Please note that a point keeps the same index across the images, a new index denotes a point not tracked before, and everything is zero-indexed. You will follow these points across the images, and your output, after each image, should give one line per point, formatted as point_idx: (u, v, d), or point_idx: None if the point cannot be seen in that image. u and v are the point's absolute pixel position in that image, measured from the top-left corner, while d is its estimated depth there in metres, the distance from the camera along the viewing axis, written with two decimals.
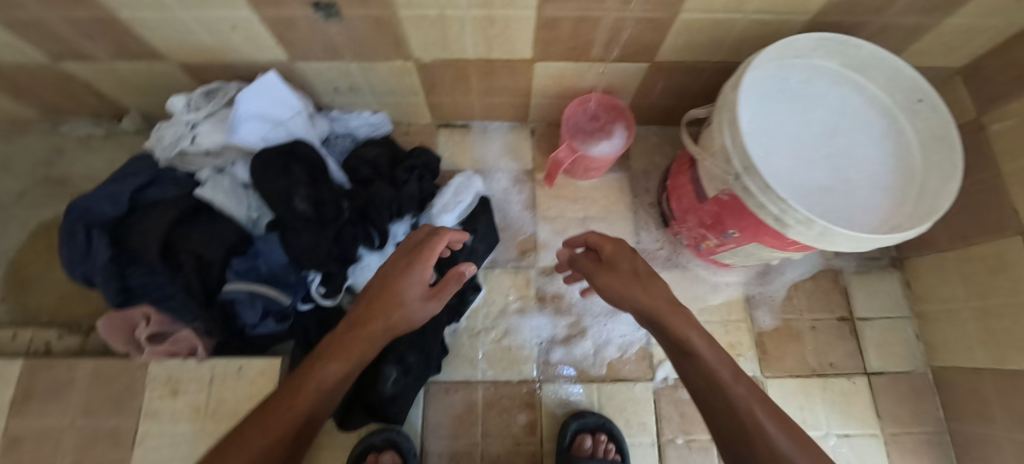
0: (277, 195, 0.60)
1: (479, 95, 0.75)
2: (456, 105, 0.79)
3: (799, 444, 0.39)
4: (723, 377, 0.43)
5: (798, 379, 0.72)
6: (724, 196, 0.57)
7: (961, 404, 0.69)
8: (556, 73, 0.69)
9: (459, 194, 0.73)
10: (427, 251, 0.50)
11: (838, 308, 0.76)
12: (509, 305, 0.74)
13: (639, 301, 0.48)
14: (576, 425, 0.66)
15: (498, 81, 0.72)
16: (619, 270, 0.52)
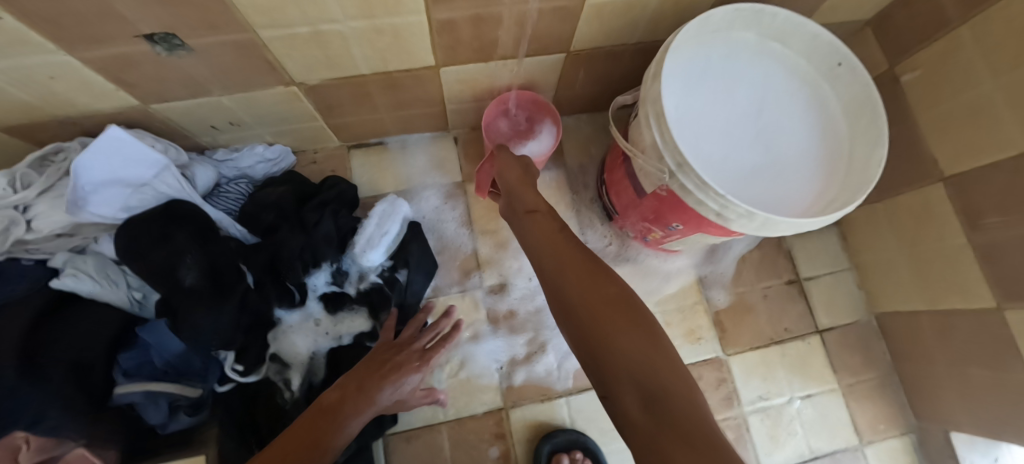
0: (155, 270, 0.50)
1: (386, 110, 0.67)
2: (363, 124, 0.69)
3: (611, 276, 0.40)
4: (552, 239, 0.45)
5: (758, 350, 0.72)
6: (663, 192, 0.53)
7: (904, 346, 0.72)
8: (467, 76, 0.61)
9: (384, 223, 0.64)
10: (438, 356, 0.53)
11: (785, 272, 0.76)
12: (460, 335, 0.68)
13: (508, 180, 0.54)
14: (549, 446, 0.63)
15: (404, 94, 0.63)
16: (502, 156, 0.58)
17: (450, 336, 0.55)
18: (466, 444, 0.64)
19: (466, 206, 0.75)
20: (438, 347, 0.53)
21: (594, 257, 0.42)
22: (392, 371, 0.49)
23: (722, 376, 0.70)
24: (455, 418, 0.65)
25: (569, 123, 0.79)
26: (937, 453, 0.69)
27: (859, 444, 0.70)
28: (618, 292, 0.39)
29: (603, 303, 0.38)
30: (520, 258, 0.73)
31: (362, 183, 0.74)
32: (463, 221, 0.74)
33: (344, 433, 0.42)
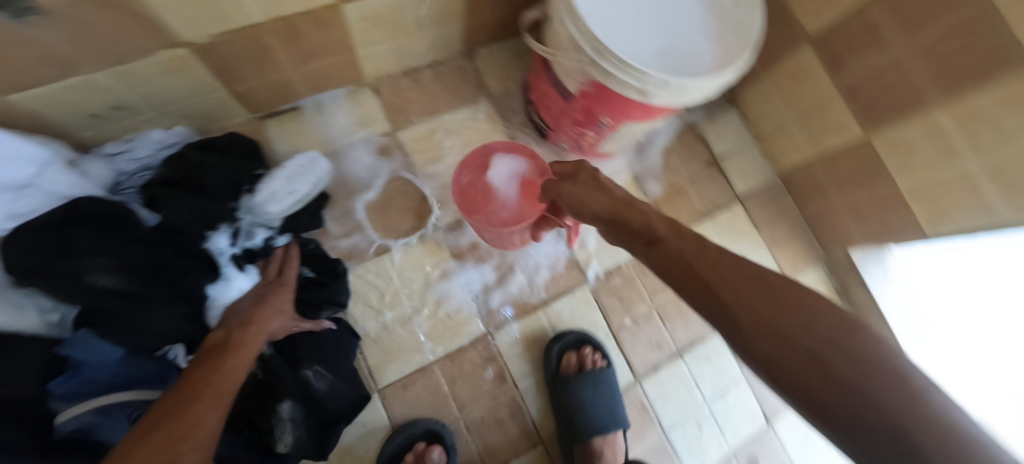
0: (62, 281, 0.42)
1: (293, 66, 0.62)
2: (270, 86, 0.64)
3: (806, 309, 0.29)
4: (691, 262, 0.36)
5: (694, 226, 0.81)
6: (587, 86, 0.57)
7: (804, 193, 0.85)
8: (373, 12, 0.59)
9: (294, 180, 0.61)
10: (290, 276, 0.59)
11: (703, 155, 0.85)
12: (430, 276, 0.69)
13: (596, 207, 0.49)
14: (559, 346, 0.69)
15: (308, 42, 0.59)
16: (579, 181, 0.53)
17: (293, 257, 0.61)
18: (464, 374, 0.66)
19: (403, 154, 0.74)
20: (291, 266, 0.60)
21: (762, 282, 0.31)
22: (267, 301, 0.53)
23: None
24: (446, 354, 0.66)
25: (485, 56, 0.80)
26: (843, 272, 0.84)
27: None
28: (828, 338, 0.26)
29: (808, 354, 0.26)
30: None
31: (286, 149, 0.70)
32: (405, 170, 0.73)
33: (241, 362, 0.45)
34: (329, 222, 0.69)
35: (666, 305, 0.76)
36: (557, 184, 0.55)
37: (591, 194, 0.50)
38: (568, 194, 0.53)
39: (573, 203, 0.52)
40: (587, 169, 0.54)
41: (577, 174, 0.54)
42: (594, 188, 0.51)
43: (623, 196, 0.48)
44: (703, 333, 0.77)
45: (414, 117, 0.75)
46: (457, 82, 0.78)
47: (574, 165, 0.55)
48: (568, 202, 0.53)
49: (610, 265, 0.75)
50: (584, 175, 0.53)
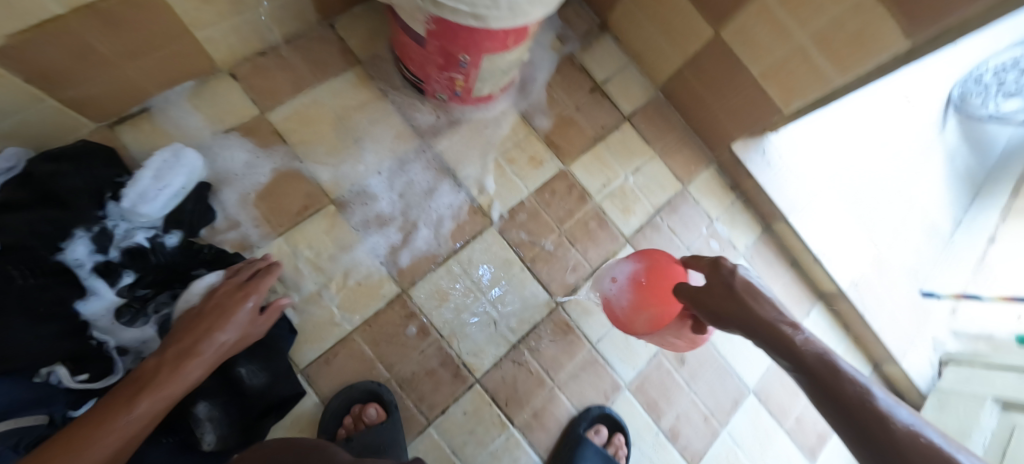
0: None
1: (125, 61, 0.58)
2: (108, 87, 0.60)
3: None
4: (858, 409, 0.36)
5: (590, 151, 0.84)
6: (431, 24, 0.57)
7: (684, 101, 0.89)
8: None
9: (162, 177, 0.60)
10: (260, 288, 0.56)
11: (586, 83, 0.88)
12: (332, 249, 0.69)
13: (728, 309, 0.48)
14: (598, 412, 0.71)
15: (136, 33, 0.55)
16: (715, 282, 0.50)
17: (268, 273, 0.58)
18: (388, 335, 0.67)
19: (280, 136, 0.71)
20: (263, 281, 0.57)
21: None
22: (216, 319, 0.51)
23: (571, 183, 0.81)
24: (364, 321, 0.67)
25: (345, 23, 0.78)
26: (731, 166, 0.90)
27: (684, 187, 0.88)
28: None
29: None
30: (362, 159, 0.74)
31: (146, 149, 0.66)
32: (286, 151, 0.71)
33: (160, 397, 0.45)
34: (217, 222, 0.66)
35: (575, 230, 0.79)
36: (692, 291, 0.52)
37: (732, 301, 0.47)
38: (700, 299, 0.50)
39: (712, 307, 0.49)
40: (726, 268, 0.50)
41: (710, 282, 0.50)
42: (732, 295, 0.48)
43: (768, 314, 0.45)
44: (615, 249, 0.80)
45: (284, 96, 0.73)
46: (322, 52, 0.76)
47: (711, 265, 0.51)
48: (695, 302, 0.51)
49: (513, 203, 0.77)
50: (719, 280, 0.49)
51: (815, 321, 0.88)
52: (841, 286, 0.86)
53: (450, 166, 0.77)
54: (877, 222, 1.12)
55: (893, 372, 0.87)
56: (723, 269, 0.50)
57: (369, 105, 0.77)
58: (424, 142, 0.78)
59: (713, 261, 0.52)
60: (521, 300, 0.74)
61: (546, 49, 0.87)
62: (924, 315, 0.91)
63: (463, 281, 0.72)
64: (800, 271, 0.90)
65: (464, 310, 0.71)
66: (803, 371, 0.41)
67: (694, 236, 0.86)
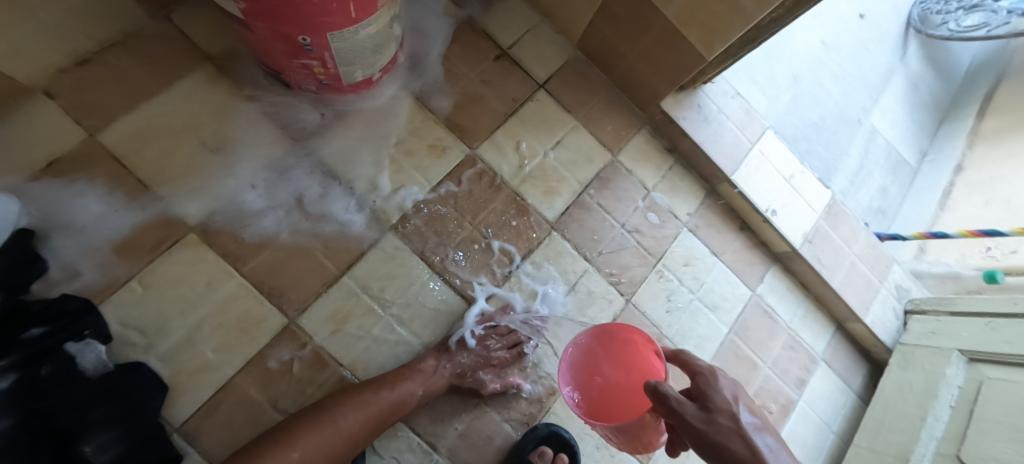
0: None
1: None
2: None
3: None
4: None
5: (501, 129, 0.74)
6: (242, 3, 0.45)
7: (604, 59, 0.78)
8: None
9: None
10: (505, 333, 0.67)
11: (491, 51, 0.76)
12: (199, 285, 0.59)
13: (740, 455, 0.44)
14: (543, 428, 0.64)
15: None
16: (719, 412, 0.47)
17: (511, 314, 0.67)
18: (280, 374, 0.59)
19: (121, 160, 0.60)
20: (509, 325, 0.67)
21: None
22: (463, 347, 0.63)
23: (482, 170, 0.71)
24: (248, 361, 0.58)
25: (187, 15, 0.66)
26: (665, 127, 0.80)
27: (614, 158, 0.78)
28: None
29: None
30: (230, 172, 0.63)
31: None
32: (130, 176, 0.60)
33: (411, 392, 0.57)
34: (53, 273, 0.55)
35: (491, 222, 0.70)
36: (691, 414, 0.46)
37: (743, 447, 0.44)
38: (708, 433, 0.45)
39: (717, 444, 0.44)
40: (725, 401, 0.48)
41: (716, 413, 0.47)
42: (741, 440, 0.45)
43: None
44: (539, 238, 0.71)
45: (119, 111, 0.61)
46: (160, 53, 0.64)
47: (707, 387, 0.49)
48: (696, 430, 0.46)
49: (414, 202, 0.68)
50: (722, 412, 0.47)
51: (770, 286, 0.81)
52: (796, 245, 0.78)
53: (336, 168, 0.67)
54: (836, 164, 1.08)
55: (857, 330, 0.81)
56: (725, 404, 0.48)
57: (229, 109, 0.65)
58: (302, 143, 0.66)
59: (709, 376, 0.51)
60: (433, 311, 0.65)
61: (439, 16, 0.75)
62: (888, 264, 0.83)
63: (364, 299, 0.63)
64: (752, 235, 0.82)
65: (367, 332, 0.62)
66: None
67: (630, 211, 0.76)
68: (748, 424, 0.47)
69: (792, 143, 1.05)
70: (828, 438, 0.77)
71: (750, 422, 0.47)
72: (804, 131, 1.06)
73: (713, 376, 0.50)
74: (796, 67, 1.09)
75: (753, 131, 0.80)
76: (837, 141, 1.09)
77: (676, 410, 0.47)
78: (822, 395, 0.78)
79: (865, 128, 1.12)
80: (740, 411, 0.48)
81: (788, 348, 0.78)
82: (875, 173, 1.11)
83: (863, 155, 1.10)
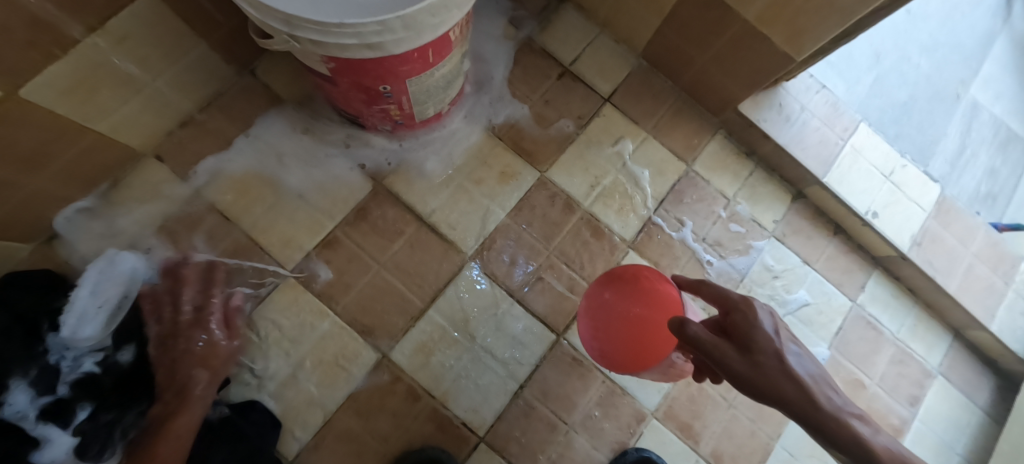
0: None
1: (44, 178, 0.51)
2: (39, 209, 0.54)
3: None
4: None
5: (568, 148, 0.72)
6: (330, 63, 0.47)
7: (670, 65, 0.74)
8: (78, 80, 0.47)
9: (101, 290, 0.55)
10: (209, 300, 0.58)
11: (552, 69, 0.75)
12: (299, 325, 0.62)
13: (793, 401, 0.34)
14: (634, 454, 0.63)
15: (46, 154, 0.49)
16: (761, 351, 0.36)
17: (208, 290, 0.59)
18: (376, 408, 0.61)
19: (220, 210, 0.65)
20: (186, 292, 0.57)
21: None
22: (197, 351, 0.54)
23: (552, 193, 0.70)
24: (347, 396, 0.61)
25: (267, 70, 0.71)
26: (742, 131, 0.75)
27: (688, 168, 0.74)
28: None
29: None
30: (317, 214, 0.66)
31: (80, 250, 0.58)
32: (229, 225, 0.65)
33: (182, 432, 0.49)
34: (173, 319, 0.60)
35: (566, 246, 0.69)
36: (726, 356, 0.36)
37: (794, 388, 0.34)
38: (747, 375, 0.35)
39: (764, 391, 0.34)
40: (769, 336, 0.36)
41: (760, 354, 0.35)
42: (791, 381, 0.34)
43: (844, 411, 0.34)
44: (615, 259, 0.69)
45: (214, 163, 0.66)
46: (248, 107, 0.69)
47: (744, 319, 0.38)
48: (731, 373, 0.36)
49: (488, 230, 0.68)
50: (766, 351, 0.35)
51: (873, 294, 0.74)
52: (901, 249, 0.70)
53: (412, 202, 0.68)
54: (935, 147, 0.96)
55: (980, 338, 0.73)
56: (770, 342, 0.36)
57: (309, 152, 0.69)
58: (378, 180, 0.69)
59: (747, 307, 0.39)
60: (515, 339, 0.65)
61: (498, 40, 0.75)
62: (1016, 263, 0.74)
63: (447, 331, 0.64)
64: (846, 238, 0.75)
65: (455, 363, 0.63)
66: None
67: (709, 222, 0.73)
68: (800, 362, 0.36)
69: (881, 128, 0.95)
70: (953, 461, 0.69)
71: (808, 364, 0.36)
72: (893, 114, 0.96)
73: (752, 308, 0.39)
74: (879, 44, 0.99)
75: (844, 126, 0.74)
76: (933, 122, 0.98)
77: (706, 346, 0.37)
78: (941, 413, 0.71)
79: (967, 103, 1.00)
80: (793, 351, 0.36)
81: (897, 363, 0.72)
82: (983, 152, 0.98)
83: (967, 133, 0.98)
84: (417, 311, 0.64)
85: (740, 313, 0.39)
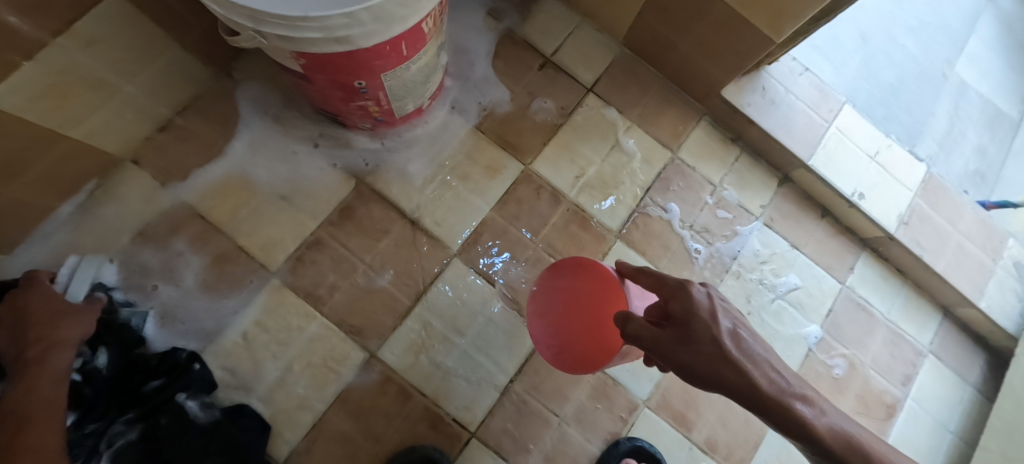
0: None
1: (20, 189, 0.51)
2: (15, 219, 0.53)
3: None
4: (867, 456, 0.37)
5: (552, 140, 0.72)
6: (301, 60, 0.46)
7: (653, 53, 0.74)
8: (48, 86, 0.46)
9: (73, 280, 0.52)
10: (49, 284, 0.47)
11: (534, 61, 0.74)
12: (286, 328, 0.62)
13: (732, 384, 0.36)
14: (626, 444, 0.63)
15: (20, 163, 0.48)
16: (699, 339, 0.37)
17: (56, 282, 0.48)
18: (366, 408, 0.60)
19: (202, 215, 0.64)
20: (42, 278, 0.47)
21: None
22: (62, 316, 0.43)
23: (537, 186, 0.70)
24: (336, 397, 0.60)
25: (246, 71, 0.70)
26: (727, 117, 0.74)
27: (674, 155, 0.74)
28: None
29: None
30: (299, 215, 0.66)
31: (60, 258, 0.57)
32: (211, 230, 0.64)
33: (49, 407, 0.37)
34: (151, 321, 0.59)
35: (554, 239, 0.69)
36: (668, 347, 0.37)
37: (731, 373, 0.36)
38: (692, 367, 0.36)
39: (703, 376, 0.36)
40: (706, 322, 0.38)
41: (697, 342, 0.37)
42: (729, 365, 0.36)
43: (770, 384, 0.37)
44: (603, 250, 0.69)
45: (193, 168, 0.65)
46: (226, 109, 0.68)
47: (681, 305, 0.39)
48: (677, 366, 0.37)
49: (474, 225, 0.68)
50: (704, 338, 0.37)
51: (862, 276, 0.74)
52: (889, 230, 0.70)
53: (396, 199, 0.68)
54: (923, 128, 0.96)
55: (970, 316, 0.73)
56: (707, 328, 0.38)
57: (292, 153, 0.68)
58: (362, 179, 0.68)
59: (683, 295, 0.40)
60: (503, 334, 0.65)
61: (479, 33, 0.74)
62: (1003, 240, 0.74)
63: (436, 329, 0.64)
64: (835, 221, 0.75)
65: (445, 360, 0.63)
66: (806, 439, 0.37)
67: (696, 210, 0.72)
68: (736, 343, 0.38)
69: (869, 110, 0.95)
70: (946, 439, 0.70)
71: (741, 344, 0.38)
72: (880, 96, 0.96)
73: (689, 294, 0.39)
74: (865, 27, 0.99)
75: (829, 108, 0.73)
76: (921, 102, 0.97)
77: (651, 343, 0.38)
78: (933, 392, 0.71)
79: (953, 83, 1.00)
80: (727, 333, 0.38)
81: (888, 344, 0.72)
82: (971, 132, 0.98)
83: (954, 114, 0.98)
84: (405, 309, 0.64)
85: (676, 302, 0.40)
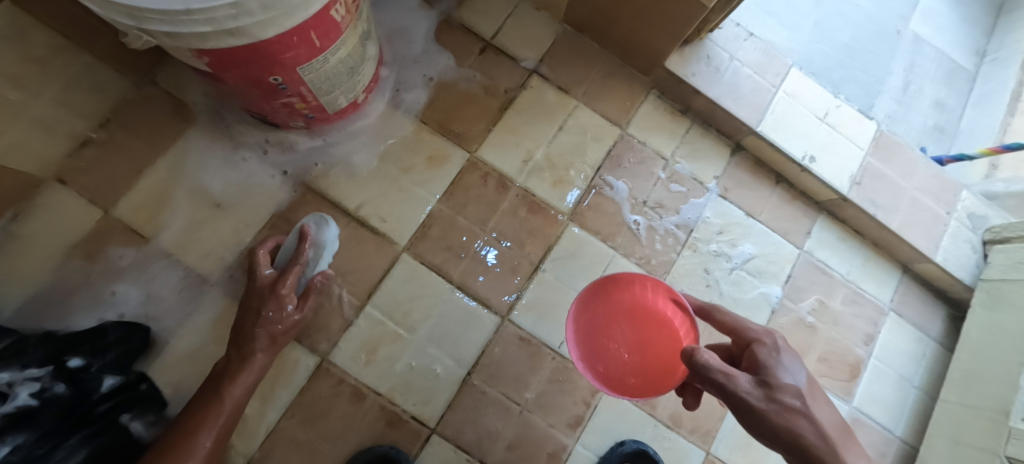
0: None
1: None
2: None
3: None
4: None
5: (497, 125, 0.70)
6: (204, 58, 0.44)
7: (595, 28, 0.72)
8: None
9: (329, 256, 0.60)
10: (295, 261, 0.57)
11: (474, 44, 0.72)
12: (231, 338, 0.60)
13: (809, 443, 0.35)
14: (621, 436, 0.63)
15: None
16: (781, 390, 0.38)
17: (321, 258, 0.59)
18: (321, 413, 0.59)
19: (136, 228, 0.62)
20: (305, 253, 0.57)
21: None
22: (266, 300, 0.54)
23: (484, 173, 0.68)
24: (289, 404, 0.59)
25: (171, 76, 0.67)
26: (673, 88, 0.73)
27: (624, 131, 0.73)
28: None
29: None
30: (240, 222, 0.64)
31: None
32: (146, 244, 0.62)
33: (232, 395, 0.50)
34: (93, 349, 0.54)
35: (504, 226, 0.67)
36: (746, 388, 0.37)
37: (813, 433, 0.36)
38: (766, 412, 0.37)
39: (777, 424, 0.36)
40: (789, 377, 0.39)
41: (777, 391, 0.38)
42: (811, 424, 0.36)
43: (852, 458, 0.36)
44: (557, 233, 0.68)
45: (123, 181, 0.63)
46: (153, 118, 0.65)
47: (767, 359, 0.41)
48: (748, 409, 0.37)
49: (421, 217, 0.66)
50: (786, 389, 0.38)
51: (820, 239, 0.73)
52: (842, 191, 0.70)
53: (339, 198, 0.66)
54: (880, 86, 0.96)
55: (928, 270, 0.73)
56: (790, 382, 0.38)
57: (228, 157, 0.66)
58: (302, 180, 0.66)
59: (771, 348, 0.41)
60: (458, 326, 0.64)
61: (414, 20, 0.72)
62: (957, 192, 0.73)
63: (388, 326, 0.62)
64: (789, 186, 0.74)
65: (400, 357, 0.62)
66: None
67: (649, 185, 0.71)
68: (817, 406, 0.38)
69: (824, 73, 0.94)
70: (911, 394, 0.70)
71: (827, 416, 0.38)
72: (835, 57, 0.95)
73: (774, 346, 0.41)
74: None
75: (775, 72, 0.72)
76: (876, 61, 0.97)
77: (728, 382, 0.37)
78: (896, 349, 0.71)
79: (908, 39, 0.99)
80: (814, 400, 0.38)
81: (848, 304, 0.72)
82: (927, 87, 0.98)
83: (910, 70, 0.98)
84: (355, 309, 0.62)
85: (762, 354, 0.41)
